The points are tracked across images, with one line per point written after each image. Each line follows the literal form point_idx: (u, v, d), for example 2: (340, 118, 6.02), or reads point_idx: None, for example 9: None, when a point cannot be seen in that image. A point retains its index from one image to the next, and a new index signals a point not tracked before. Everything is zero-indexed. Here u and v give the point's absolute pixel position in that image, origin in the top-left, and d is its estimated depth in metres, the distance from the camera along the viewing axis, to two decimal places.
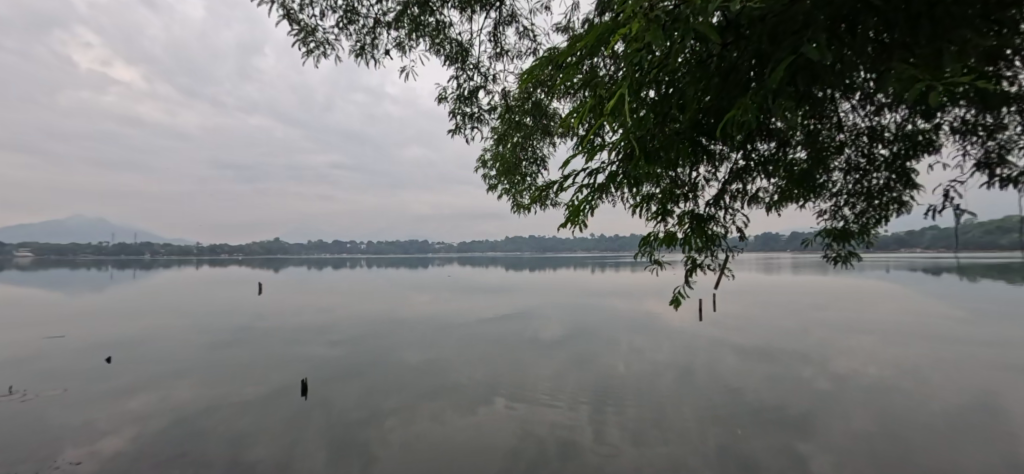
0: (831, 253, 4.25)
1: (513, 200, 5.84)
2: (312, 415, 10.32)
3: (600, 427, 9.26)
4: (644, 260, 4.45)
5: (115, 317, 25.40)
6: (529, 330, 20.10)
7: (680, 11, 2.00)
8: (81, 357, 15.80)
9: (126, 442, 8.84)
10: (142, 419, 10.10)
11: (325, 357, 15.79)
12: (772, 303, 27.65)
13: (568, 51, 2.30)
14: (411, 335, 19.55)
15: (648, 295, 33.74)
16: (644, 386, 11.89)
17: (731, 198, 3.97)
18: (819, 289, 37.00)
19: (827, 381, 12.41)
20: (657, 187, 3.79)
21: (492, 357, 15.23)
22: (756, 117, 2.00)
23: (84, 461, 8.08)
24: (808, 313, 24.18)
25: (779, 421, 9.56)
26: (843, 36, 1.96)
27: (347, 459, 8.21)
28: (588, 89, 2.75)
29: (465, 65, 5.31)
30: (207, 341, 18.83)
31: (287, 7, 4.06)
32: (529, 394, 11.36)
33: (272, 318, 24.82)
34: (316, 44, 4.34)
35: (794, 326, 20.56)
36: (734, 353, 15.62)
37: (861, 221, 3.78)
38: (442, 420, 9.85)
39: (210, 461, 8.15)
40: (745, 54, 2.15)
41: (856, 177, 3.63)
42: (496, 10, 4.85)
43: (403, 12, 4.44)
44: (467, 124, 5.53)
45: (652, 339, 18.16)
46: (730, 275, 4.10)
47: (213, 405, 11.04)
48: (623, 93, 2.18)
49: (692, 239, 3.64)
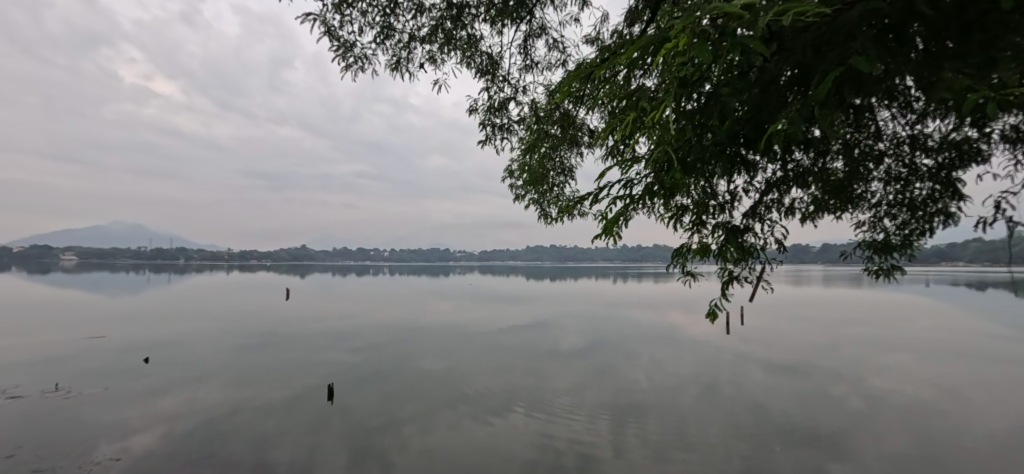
0: (871, 267, 4.15)
1: (540, 210, 5.95)
2: (334, 420, 10.49)
3: (622, 441, 9.13)
4: (675, 272, 4.41)
5: (149, 318, 26.52)
6: (549, 341, 20.01)
7: (724, 27, 2.02)
8: (121, 356, 16.60)
9: (157, 441, 9.14)
10: (173, 418, 10.44)
11: (347, 363, 16.03)
12: (802, 317, 26.76)
13: (603, 66, 2.36)
14: (431, 343, 19.69)
15: (671, 307, 33.04)
16: (665, 400, 11.71)
17: (766, 209, 3.92)
18: (852, 303, 35.84)
19: (860, 400, 11.92)
20: (689, 199, 3.80)
21: (510, 367, 15.19)
22: (800, 129, 2.02)
23: (121, 457, 8.40)
24: (840, 327, 23.36)
25: (806, 440, 9.26)
26: (889, 44, 1.95)
27: (368, 465, 8.30)
28: (623, 102, 2.78)
29: (495, 77, 5.44)
30: (236, 344, 19.43)
31: (328, 24, 4.25)
32: (549, 406, 11.30)
33: (298, 323, 25.45)
34: (355, 58, 4.53)
35: (826, 341, 19.84)
36: (760, 368, 15.18)
37: (903, 233, 3.69)
38: (461, 428, 9.89)
39: (234, 462, 8.33)
40: (787, 67, 2.15)
41: (896, 188, 3.56)
42: (527, 23, 4.96)
43: (437, 27, 4.60)
44: (497, 135, 5.66)
45: (674, 352, 17.84)
46: (767, 288, 4.01)
47: (239, 407, 11.32)
48: (663, 106, 2.22)
49: (728, 251, 3.61)
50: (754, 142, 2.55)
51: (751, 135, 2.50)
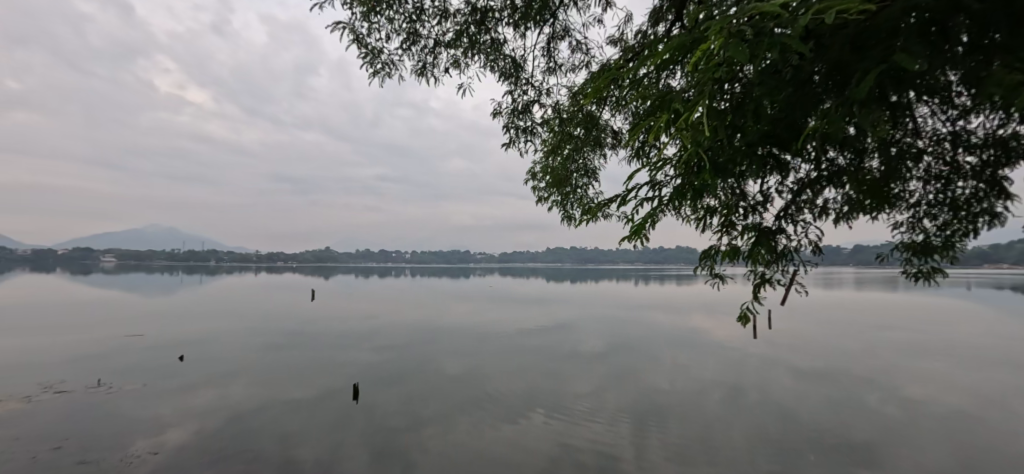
0: (910, 269, 4.00)
1: (564, 212, 5.95)
2: (357, 418, 10.68)
3: (643, 446, 9.03)
4: (703, 274, 4.34)
5: (183, 317, 27.49)
6: (570, 343, 19.93)
7: (759, 27, 1.99)
8: (156, 354, 17.26)
9: (191, 436, 9.47)
10: (206, 414, 10.81)
11: (370, 363, 16.30)
12: (832, 322, 25.95)
13: (632, 68, 2.36)
14: (454, 344, 19.86)
15: (695, 310, 32.48)
16: (689, 405, 11.53)
17: (799, 209, 3.83)
18: (886, 307, 34.54)
19: (894, 408, 11.51)
20: (718, 200, 3.74)
21: (531, 369, 15.19)
22: (839, 129, 1.97)
23: (158, 451, 8.74)
24: (873, 332, 22.57)
25: (835, 450, 8.99)
26: (932, 38, 1.89)
27: (391, 464, 8.42)
28: (652, 103, 2.76)
29: (519, 80, 5.47)
30: (264, 343, 19.95)
31: (356, 32, 4.35)
32: (571, 409, 11.24)
33: (323, 323, 25.98)
34: (382, 65, 4.62)
35: (858, 346, 19.19)
36: (787, 373, 14.80)
37: (945, 234, 3.54)
38: (481, 429, 9.94)
39: (262, 457, 8.57)
40: (825, 64, 2.10)
41: (937, 187, 3.43)
42: (550, 25, 4.98)
43: (462, 32, 4.66)
44: (521, 138, 5.69)
45: (699, 356, 17.53)
46: (800, 291, 3.90)
47: (266, 405, 11.65)
48: (694, 109, 2.19)
49: (759, 253, 3.54)
50: (788, 143, 2.50)
51: (785, 135, 2.45)
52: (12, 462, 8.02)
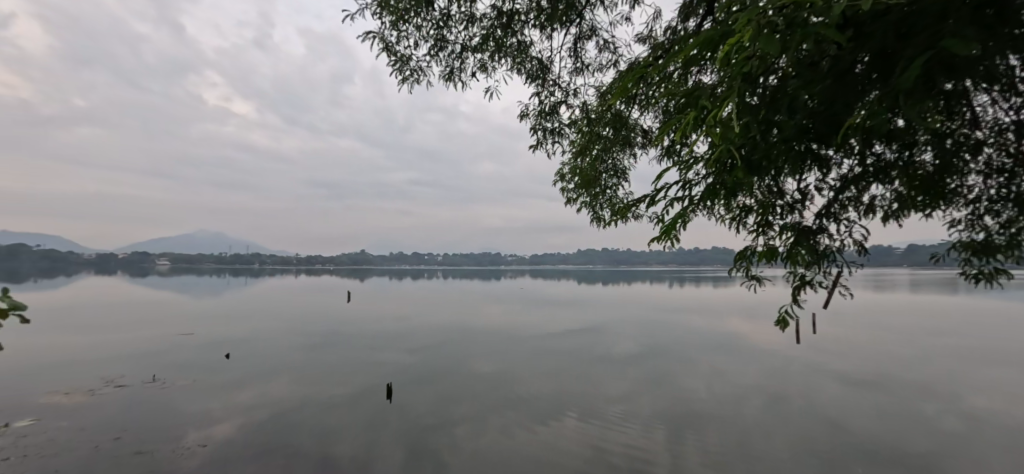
0: (969, 270, 3.76)
1: (594, 213, 5.91)
2: (391, 417, 10.87)
3: (681, 454, 8.80)
4: (739, 275, 4.22)
5: (228, 317, 28.71)
6: (603, 346, 19.69)
7: (793, 16, 1.91)
8: (205, 351, 18.12)
9: (236, 430, 9.86)
10: (250, 410, 11.24)
11: (405, 363, 16.57)
12: (883, 326, 24.64)
13: (660, 65, 2.32)
14: (486, 345, 19.94)
15: (733, 313, 31.50)
16: (728, 412, 11.17)
17: (842, 208, 3.67)
18: (944, 310, 32.49)
19: (954, 420, 10.80)
20: (754, 199, 3.63)
21: (564, 372, 15.08)
22: (883, 121, 1.87)
23: (207, 443, 9.15)
24: (928, 338, 21.31)
25: (889, 463, 8.50)
26: (986, 21, 1.77)
27: (425, 463, 8.52)
28: (681, 101, 2.70)
29: (546, 82, 5.47)
30: (304, 343, 20.60)
31: (385, 41, 4.45)
32: (604, 413, 11.09)
33: (360, 324, 26.61)
34: (410, 71, 4.71)
35: (912, 353, 18.13)
36: (834, 381, 14.13)
37: (1008, 232, 3.30)
38: (513, 432, 9.94)
39: (302, 453, 8.83)
40: (866, 52, 2.00)
41: (998, 181, 3.20)
42: (577, 26, 4.96)
43: (488, 35, 4.69)
44: (548, 139, 5.68)
45: (738, 361, 16.98)
46: (845, 294, 3.73)
47: (305, 402, 12.01)
48: (724, 103, 2.13)
49: (798, 255, 3.42)
50: (828, 137, 2.41)
51: (824, 129, 2.35)
52: (77, 450, 8.56)
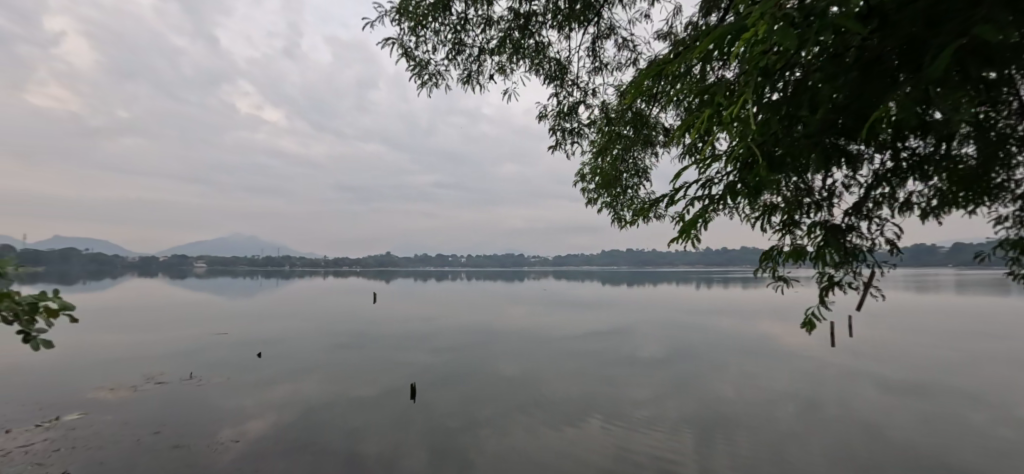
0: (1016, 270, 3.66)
1: (615, 213, 5.94)
2: (416, 417, 11.07)
3: (708, 460, 8.68)
4: (765, 276, 4.20)
5: (261, 318, 29.69)
6: (629, 347, 19.57)
7: (814, 8, 1.91)
8: (239, 350, 18.80)
9: (268, 427, 10.24)
10: (281, 407, 11.63)
11: (431, 364, 16.81)
12: (925, 329, 23.67)
13: (677, 62, 2.35)
14: (511, 347, 20.05)
15: (763, 315, 30.78)
16: (757, 417, 10.96)
17: (874, 205, 3.60)
18: (992, 313, 30.97)
19: (1002, 430, 10.32)
20: (780, 198, 3.61)
21: (589, 374, 15.05)
22: (912, 113, 1.81)
23: (240, 439, 9.54)
24: (974, 342, 20.37)
25: None
26: None
27: (450, 463, 8.66)
28: (702, 98, 2.72)
29: (564, 82, 5.53)
30: (333, 343, 21.15)
31: (406, 47, 4.61)
32: (629, 417, 11.02)
33: (387, 325, 27.11)
34: (430, 75, 4.85)
35: (957, 358, 17.36)
36: (872, 386, 13.67)
37: None
38: (538, 434, 9.98)
39: (331, 451, 9.10)
40: (893, 41, 1.96)
41: None
42: (594, 25, 5.00)
43: (505, 37, 4.79)
44: (568, 139, 5.75)
45: (768, 364, 16.61)
46: (877, 294, 3.68)
47: (334, 401, 12.35)
48: (743, 99, 2.13)
49: (827, 255, 3.40)
50: (855, 131, 2.36)
51: (851, 123, 2.31)
52: (121, 443, 9.06)
